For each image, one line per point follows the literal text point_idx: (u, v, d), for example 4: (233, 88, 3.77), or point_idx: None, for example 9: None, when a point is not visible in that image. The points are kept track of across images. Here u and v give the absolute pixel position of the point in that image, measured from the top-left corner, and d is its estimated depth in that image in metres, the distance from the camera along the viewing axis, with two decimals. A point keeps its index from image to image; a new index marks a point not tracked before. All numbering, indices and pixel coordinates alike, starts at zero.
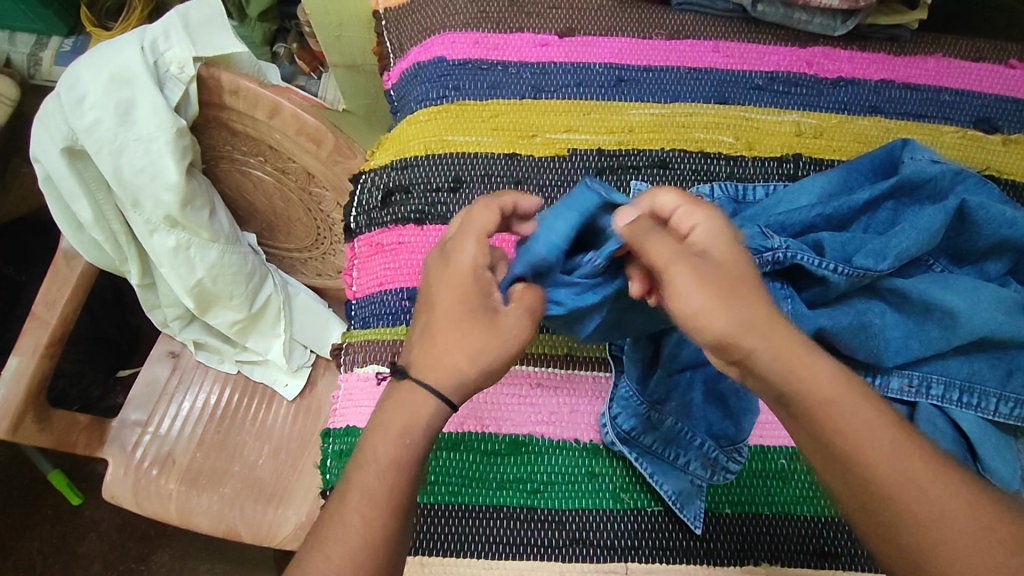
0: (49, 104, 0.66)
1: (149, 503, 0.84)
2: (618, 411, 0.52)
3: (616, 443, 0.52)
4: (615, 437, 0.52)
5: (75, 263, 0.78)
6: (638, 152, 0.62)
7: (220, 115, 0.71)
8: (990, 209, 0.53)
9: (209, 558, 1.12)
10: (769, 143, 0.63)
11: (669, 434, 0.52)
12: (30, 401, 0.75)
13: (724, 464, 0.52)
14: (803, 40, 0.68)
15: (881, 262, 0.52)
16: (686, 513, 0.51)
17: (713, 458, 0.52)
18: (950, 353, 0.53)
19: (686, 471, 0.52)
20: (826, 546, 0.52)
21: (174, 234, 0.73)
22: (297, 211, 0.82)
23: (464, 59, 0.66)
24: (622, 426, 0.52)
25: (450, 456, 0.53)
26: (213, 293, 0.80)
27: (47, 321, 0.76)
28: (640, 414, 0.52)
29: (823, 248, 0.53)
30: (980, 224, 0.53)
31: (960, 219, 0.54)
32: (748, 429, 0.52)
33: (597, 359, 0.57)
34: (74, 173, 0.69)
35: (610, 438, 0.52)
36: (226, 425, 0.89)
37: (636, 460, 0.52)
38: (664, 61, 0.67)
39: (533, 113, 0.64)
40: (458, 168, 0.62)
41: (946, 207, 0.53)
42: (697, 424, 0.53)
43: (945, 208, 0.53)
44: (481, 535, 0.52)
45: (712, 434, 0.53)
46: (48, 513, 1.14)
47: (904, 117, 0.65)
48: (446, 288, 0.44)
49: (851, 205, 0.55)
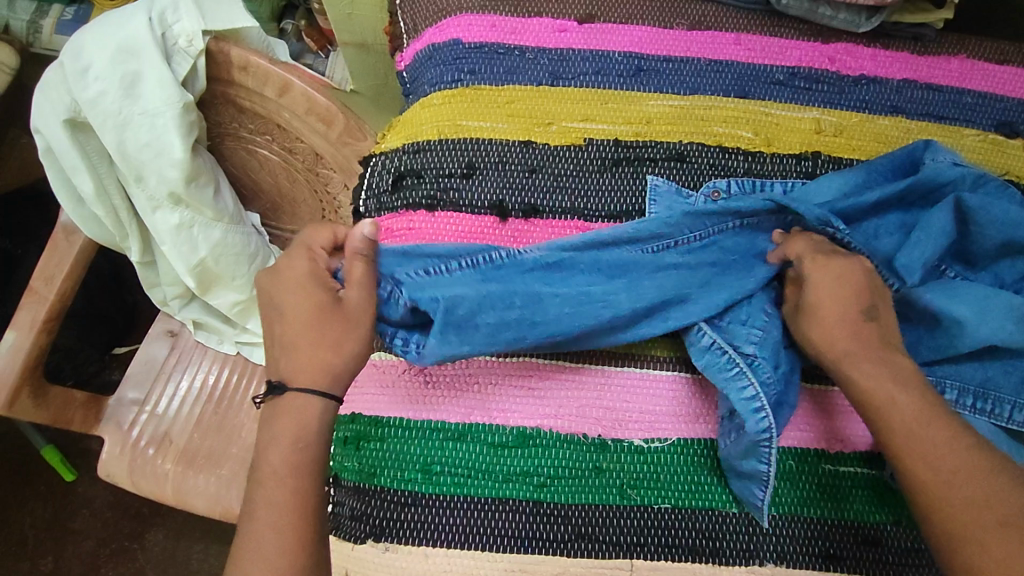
0: (52, 73, 0.65)
1: (145, 482, 0.83)
2: None
3: (770, 430, 0.49)
4: (772, 425, 0.50)
5: (75, 238, 0.77)
6: (655, 144, 0.61)
7: (228, 91, 0.70)
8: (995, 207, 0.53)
9: (203, 538, 1.12)
10: (789, 140, 0.62)
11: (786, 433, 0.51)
12: (27, 376, 0.74)
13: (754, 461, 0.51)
14: (825, 35, 0.67)
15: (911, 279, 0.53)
16: (746, 494, 0.51)
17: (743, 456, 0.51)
18: (963, 359, 0.53)
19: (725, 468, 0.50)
20: (832, 548, 0.51)
21: (178, 212, 0.72)
22: (303, 192, 0.81)
23: (480, 41, 0.65)
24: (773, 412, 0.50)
25: (457, 447, 0.53)
26: (214, 273, 0.78)
27: (46, 296, 0.74)
28: (777, 402, 0.51)
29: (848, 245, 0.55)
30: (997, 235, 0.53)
31: (961, 217, 0.54)
32: (786, 419, 0.51)
33: (643, 355, 0.56)
34: (76, 145, 0.67)
35: (763, 425, 0.49)
36: (225, 406, 0.88)
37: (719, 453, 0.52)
38: (684, 52, 0.65)
39: (550, 100, 0.63)
40: (472, 154, 0.60)
41: (945, 203, 0.54)
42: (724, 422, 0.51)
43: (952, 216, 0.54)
44: (487, 527, 0.51)
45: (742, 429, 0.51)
46: (42, 488, 1.13)
47: (925, 118, 0.64)
48: (293, 295, 0.52)
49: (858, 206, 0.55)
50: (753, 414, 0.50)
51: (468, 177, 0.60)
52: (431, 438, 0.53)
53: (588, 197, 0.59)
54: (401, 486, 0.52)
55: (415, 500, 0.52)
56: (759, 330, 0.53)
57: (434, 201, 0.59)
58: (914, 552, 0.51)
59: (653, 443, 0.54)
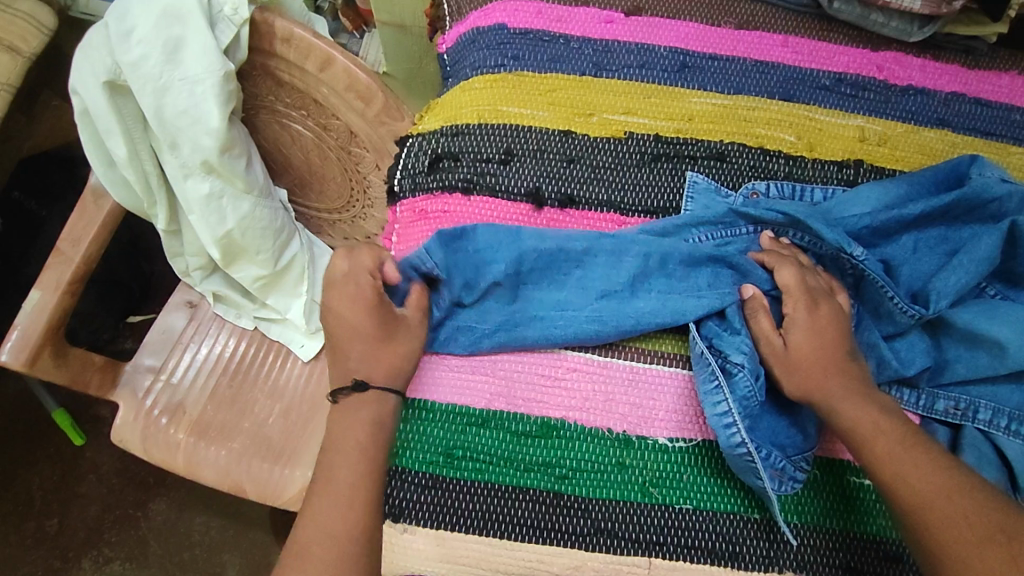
0: (96, 34, 0.65)
1: (157, 451, 0.83)
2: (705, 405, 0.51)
3: (744, 446, 0.49)
4: (745, 439, 0.50)
5: (103, 202, 0.76)
6: (696, 142, 0.60)
7: (269, 63, 0.70)
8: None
9: (206, 511, 1.12)
10: (832, 146, 0.61)
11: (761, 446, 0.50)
12: (49, 337, 0.74)
13: (792, 474, 0.51)
14: (875, 42, 0.66)
15: (937, 303, 0.52)
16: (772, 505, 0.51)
17: (781, 468, 0.50)
18: (1000, 379, 0.52)
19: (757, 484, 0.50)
20: (854, 561, 0.50)
21: (209, 180, 0.71)
22: (333, 170, 0.80)
23: (525, 28, 0.64)
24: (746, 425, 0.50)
25: (480, 433, 0.53)
26: (240, 246, 0.77)
27: (71, 258, 0.74)
28: (752, 414, 0.51)
29: (892, 267, 0.55)
30: None
31: (1012, 236, 0.53)
32: (814, 434, 0.52)
33: (677, 354, 0.55)
34: (113, 108, 0.67)
35: (735, 441, 0.50)
36: (240, 379, 0.88)
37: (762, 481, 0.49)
38: (730, 51, 0.65)
39: (592, 90, 0.62)
40: (510, 140, 0.60)
41: (995, 228, 0.52)
42: (763, 436, 0.52)
43: (992, 233, 0.52)
44: (505, 515, 0.51)
45: (778, 445, 0.52)
46: (51, 451, 1.13)
47: (972, 133, 0.63)
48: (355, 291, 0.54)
49: (901, 218, 0.54)
50: (723, 429, 0.50)
51: (505, 163, 0.59)
52: (456, 423, 0.53)
53: (625, 191, 0.59)
54: (423, 468, 0.52)
55: (435, 482, 0.52)
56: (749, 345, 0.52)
57: (470, 185, 0.58)
58: None
59: (678, 443, 0.53)
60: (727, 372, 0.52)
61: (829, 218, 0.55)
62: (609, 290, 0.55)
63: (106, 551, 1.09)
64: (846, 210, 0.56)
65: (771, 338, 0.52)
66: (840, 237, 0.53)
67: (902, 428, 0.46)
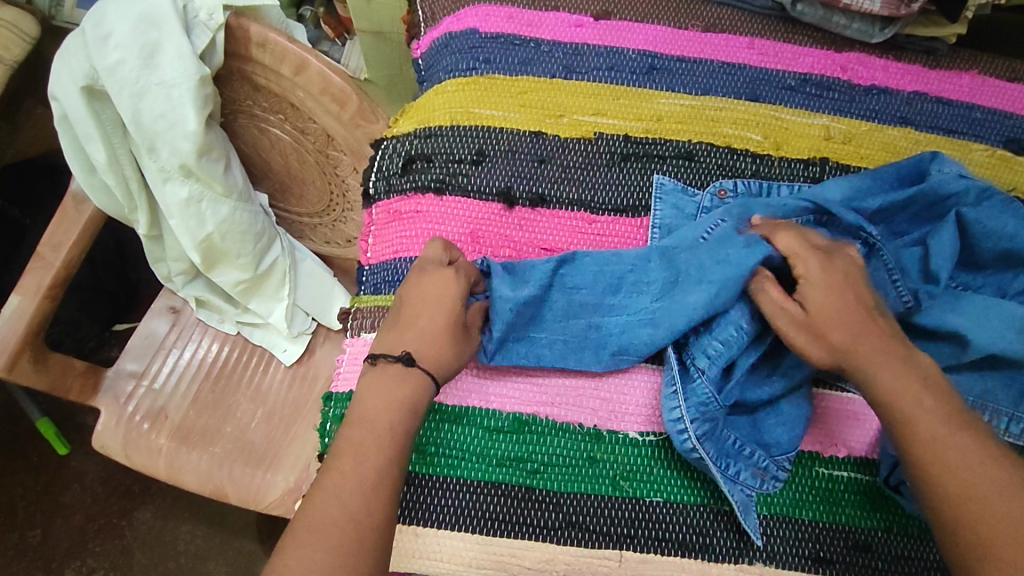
0: (73, 41, 0.66)
1: (138, 456, 0.83)
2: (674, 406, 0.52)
3: (696, 451, 0.50)
4: (697, 445, 0.50)
5: (84, 208, 0.77)
6: (664, 141, 0.61)
7: (245, 67, 0.71)
8: (992, 219, 0.53)
9: (191, 519, 1.12)
10: (797, 145, 0.62)
11: (724, 446, 0.51)
12: (28, 341, 0.74)
13: (774, 473, 0.52)
14: (838, 44, 0.68)
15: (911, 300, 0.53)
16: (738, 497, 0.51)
17: (764, 467, 0.52)
18: (963, 368, 0.53)
19: (737, 480, 0.51)
20: (822, 552, 0.51)
21: (187, 184, 0.72)
22: (312, 173, 0.81)
23: (497, 32, 0.66)
24: (699, 430, 0.51)
25: (453, 429, 0.53)
26: (220, 249, 0.78)
27: (51, 263, 0.75)
28: (713, 418, 0.51)
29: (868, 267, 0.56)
30: (977, 237, 0.54)
31: (960, 228, 0.55)
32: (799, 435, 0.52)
33: None
34: (91, 113, 0.68)
35: (689, 445, 0.51)
36: (222, 384, 0.88)
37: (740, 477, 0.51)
38: (698, 53, 0.66)
39: (563, 92, 0.63)
40: (482, 141, 0.61)
41: (948, 221, 0.54)
42: (743, 433, 0.52)
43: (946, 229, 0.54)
44: (477, 510, 0.51)
45: (761, 443, 0.52)
46: (34, 460, 1.13)
47: (934, 131, 0.64)
48: None
49: (859, 212, 0.56)
50: (676, 434, 0.51)
51: (477, 163, 0.60)
52: (428, 420, 0.54)
53: (595, 190, 0.60)
54: None
55: (408, 479, 0.52)
56: (719, 346, 0.52)
57: (443, 185, 0.59)
58: (903, 559, 0.51)
59: (649, 436, 0.54)
60: (690, 372, 0.53)
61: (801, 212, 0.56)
62: (664, 289, 0.54)
63: (90, 561, 1.09)
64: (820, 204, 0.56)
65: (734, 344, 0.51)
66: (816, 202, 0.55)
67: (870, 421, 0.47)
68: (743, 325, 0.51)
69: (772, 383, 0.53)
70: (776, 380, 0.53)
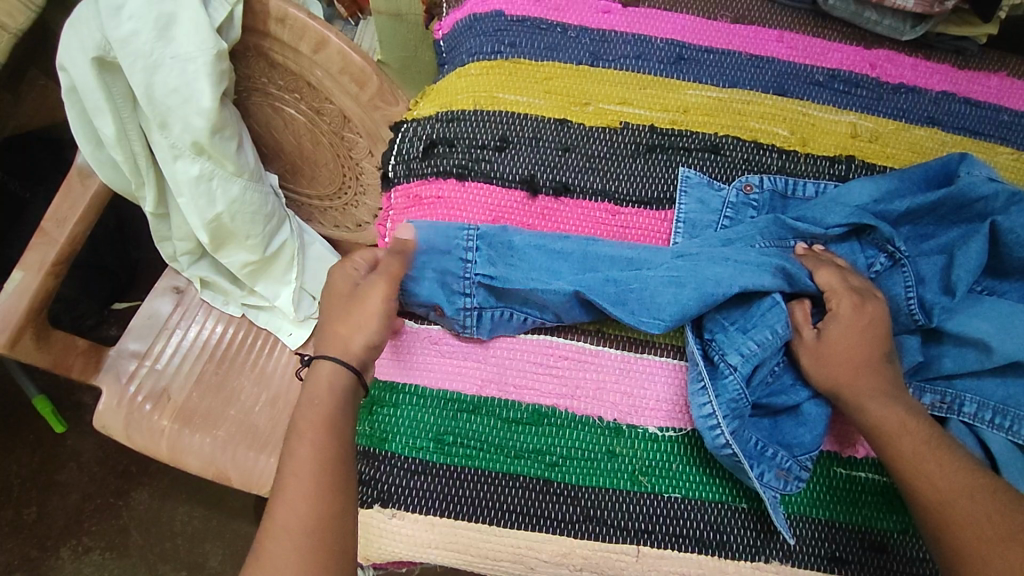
0: (85, 10, 0.64)
1: (140, 437, 0.82)
2: (702, 399, 0.51)
3: (729, 447, 0.50)
4: (730, 442, 0.50)
5: (90, 182, 0.75)
6: (691, 134, 0.60)
7: (262, 44, 0.69)
8: None
9: (188, 500, 1.11)
10: (824, 142, 0.61)
11: (747, 447, 0.51)
12: (31, 317, 0.72)
13: (797, 475, 0.51)
14: (868, 40, 0.67)
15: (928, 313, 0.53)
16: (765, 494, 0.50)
17: (787, 468, 0.51)
18: (986, 373, 0.53)
19: (762, 483, 0.50)
20: (838, 551, 0.51)
21: (199, 162, 0.70)
22: (325, 155, 0.80)
23: (523, 15, 0.64)
24: (732, 427, 0.50)
25: (470, 420, 0.53)
26: (229, 230, 0.76)
27: (56, 238, 0.73)
28: (740, 416, 0.51)
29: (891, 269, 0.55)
30: (1010, 246, 0.53)
31: (992, 237, 0.54)
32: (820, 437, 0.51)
33: (668, 345, 0.55)
34: (102, 85, 0.66)
35: (720, 441, 0.50)
36: (227, 366, 0.87)
37: (760, 478, 0.50)
38: (726, 44, 0.65)
39: (589, 80, 0.62)
40: (505, 127, 0.60)
41: (979, 230, 0.53)
42: (764, 435, 0.52)
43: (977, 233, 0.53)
44: (494, 501, 0.51)
45: (784, 444, 0.52)
46: (30, 438, 1.12)
47: (961, 132, 0.63)
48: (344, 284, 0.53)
49: (885, 215, 0.55)
50: (708, 431, 0.51)
51: (500, 150, 0.59)
52: (445, 408, 0.53)
53: (620, 181, 0.59)
54: (412, 454, 0.52)
55: (425, 468, 0.52)
56: (754, 344, 0.52)
57: (464, 171, 0.58)
58: (919, 561, 0.51)
59: (668, 432, 0.53)
60: (719, 368, 0.52)
61: (828, 210, 0.56)
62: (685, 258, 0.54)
63: (85, 540, 1.08)
64: (845, 203, 0.55)
65: (773, 343, 0.51)
66: (856, 221, 0.54)
67: (906, 433, 0.47)
68: (777, 326, 0.52)
69: (796, 390, 0.53)
70: (800, 386, 0.53)
